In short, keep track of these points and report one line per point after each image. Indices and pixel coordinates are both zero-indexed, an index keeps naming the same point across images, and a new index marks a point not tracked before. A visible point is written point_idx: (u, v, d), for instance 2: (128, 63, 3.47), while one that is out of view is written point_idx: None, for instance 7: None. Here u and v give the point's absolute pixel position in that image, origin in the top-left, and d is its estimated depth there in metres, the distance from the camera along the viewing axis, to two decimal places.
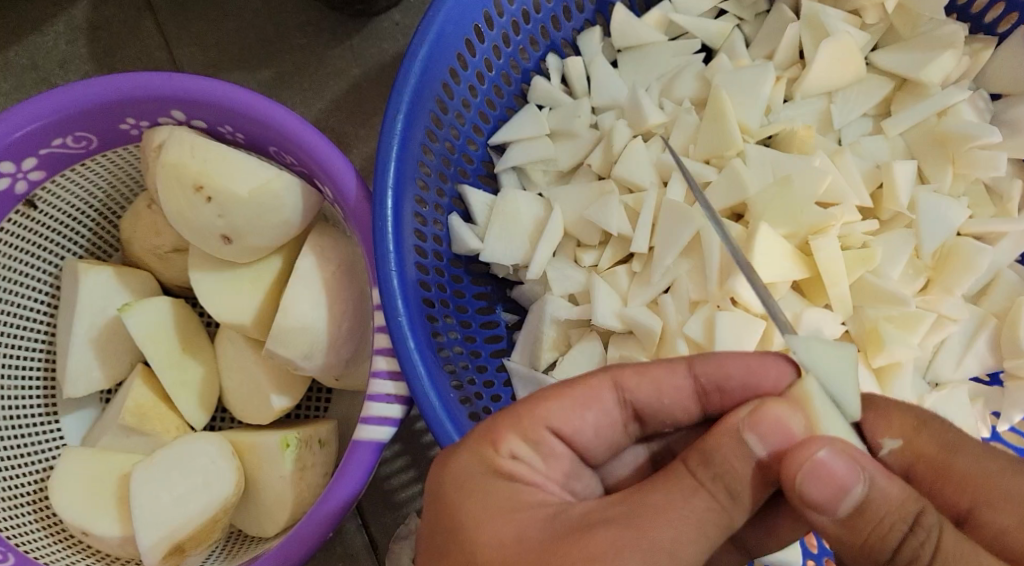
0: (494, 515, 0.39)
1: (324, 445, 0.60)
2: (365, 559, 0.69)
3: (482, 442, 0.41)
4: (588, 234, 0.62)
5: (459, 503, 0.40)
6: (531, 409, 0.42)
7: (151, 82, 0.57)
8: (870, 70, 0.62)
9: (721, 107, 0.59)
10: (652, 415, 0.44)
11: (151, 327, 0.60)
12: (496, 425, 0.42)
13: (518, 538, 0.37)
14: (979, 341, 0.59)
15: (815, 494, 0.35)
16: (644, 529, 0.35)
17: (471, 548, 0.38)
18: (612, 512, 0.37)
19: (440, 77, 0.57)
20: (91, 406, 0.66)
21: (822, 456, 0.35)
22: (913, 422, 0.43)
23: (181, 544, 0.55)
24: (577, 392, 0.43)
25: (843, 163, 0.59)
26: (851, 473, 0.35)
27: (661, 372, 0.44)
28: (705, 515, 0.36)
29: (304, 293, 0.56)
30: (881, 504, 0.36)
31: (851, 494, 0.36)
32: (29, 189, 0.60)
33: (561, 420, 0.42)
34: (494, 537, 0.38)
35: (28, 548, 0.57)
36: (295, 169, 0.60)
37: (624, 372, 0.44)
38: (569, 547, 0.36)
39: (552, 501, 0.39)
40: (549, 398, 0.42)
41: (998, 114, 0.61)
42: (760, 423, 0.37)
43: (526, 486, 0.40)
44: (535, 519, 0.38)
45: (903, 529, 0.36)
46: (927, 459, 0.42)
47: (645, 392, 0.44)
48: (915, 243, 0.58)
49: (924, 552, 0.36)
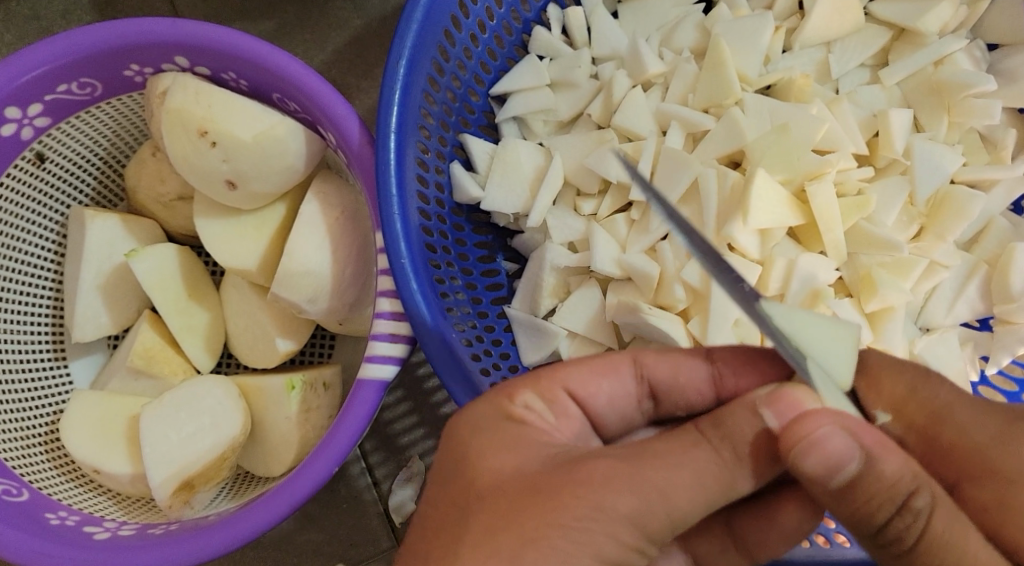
0: (497, 447, 0.39)
1: (329, 388, 0.61)
2: (369, 500, 0.71)
3: (499, 392, 0.42)
4: (588, 182, 0.62)
5: (465, 437, 0.40)
6: (553, 372, 0.43)
7: (154, 28, 0.57)
8: (869, 20, 0.63)
9: (720, 55, 0.59)
10: (667, 394, 0.45)
11: (158, 273, 0.61)
12: (513, 382, 0.42)
13: (516, 472, 0.38)
14: (970, 287, 0.60)
15: (811, 468, 0.36)
16: (638, 467, 0.36)
17: (469, 475, 0.38)
18: (610, 452, 0.38)
19: (442, 24, 0.57)
20: (99, 351, 0.67)
21: (823, 432, 0.36)
22: (903, 391, 0.44)
23: (191, 480, 0.57)
24: (597, 362, 0.45)
25: (840, 111, 0.59)
26: (848, 447, 0.36)
27: (678, 356, 0.46)
28: (705, 468, 0.37)
29: (307, 238, 0.57)
30: (876, 482, 0.37)
31: (847, 470, 0.36)
32: (35, 135, 0.61)
33: (577, 383, 0.44)
34: (494, 467, 0.38)
35: (41, 485, 0.59)
36: (299, 117, 0.60)
37: (644, 352, 0.46)
38: (562, 476, 0.36)
39: (559, 445, 0.39)
40: (569, 366, 0.44)
41: (994, 64, 0.62)
42: (776, 402, 0.39)
43: (535, 429, 0.40)
44: (537, 456, 0.38)
45: (891, 510, 0.37)
46: (919, 429, 0.43)
47: (662, 369, 0.45)
48: (909, 190, 0.59)
49: (909, 533, 0.37)
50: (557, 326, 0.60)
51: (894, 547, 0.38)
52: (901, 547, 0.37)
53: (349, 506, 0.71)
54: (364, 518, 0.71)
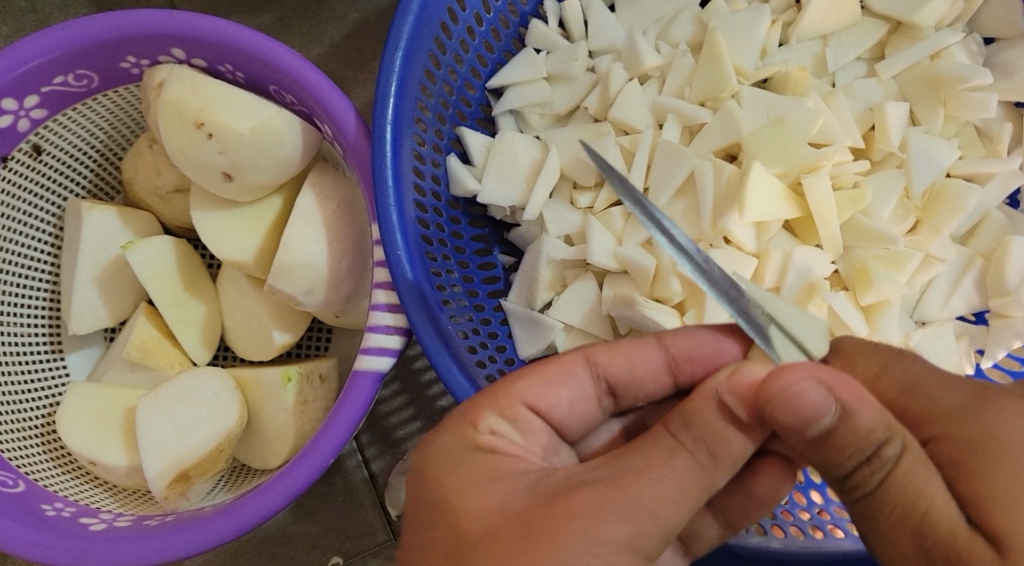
0: (476, 486, 0.39)
1: (325, 380, 0.61)
2: (365, 493, 0.71)
3: (461, 420, 0.42)
4: (584, 175, 0.62)
5: (442, 479, 0.40)
6: (507, 387, 0.43)
7: (150, 19, 0.57)
8: (865, 13, 0.63)
9: (716, 48, 0.59)
10: (626, 387, 0.45)
11: (154, 264, 0.61)
12: (474, 405, 0.42)
13: (501, 506, 0.38)
14: (966, 281, 0.60)
15: (785, 419, 0.36)
16: (624, 488, 0.36)
17: (456, 519, 0.38)
18: (593, 474, 0.37)
19: (438, 17, 0.57)
20: (96, 344, 0.68)
21: (801, 385, 0.36)
22: (875, 368, 0.43)
23: (187, 471, 0.57)
24: (551, 368, 0.44)
25: (836, 105, 0.59)
26: (825, 401, 0.36)
27: (632, 347, 0.45)
28: (684, 477, 0.37)
29: (303, 230, 0.57)
30: (851, 434, 0.37)
31: (822, 422, 0.36)
32: (32, 127, 0.61)
33: (536, 396, 0.43)
34: (478, 506, 0.38)
35: (38, 477, 0.59)
36: (295, 109, 0.60)
37: (596, 348, 0.45)
38: (550, 506, 0.36)
39: (535, 469, 0.40)
40: (522, 375, 0.43)
41: (990, 58, 0.62)
42: (738, 384, 0.39)
43: (506, 457, 0.40)
44: (518, 486, 0.38)
45: (860, 459, 0.37)
46: (891, 402, 0.42)
47: (618, 366, 0.45)
48: (905, 183, 0.59)
49: (871, 479, 0.38)
50: (552, 320, 0.60)
51: (857, 492, 0.38)
52: (863, 491, 0.38)
53: (345, 499, 0.71)
54: (361, 511, 0.71)
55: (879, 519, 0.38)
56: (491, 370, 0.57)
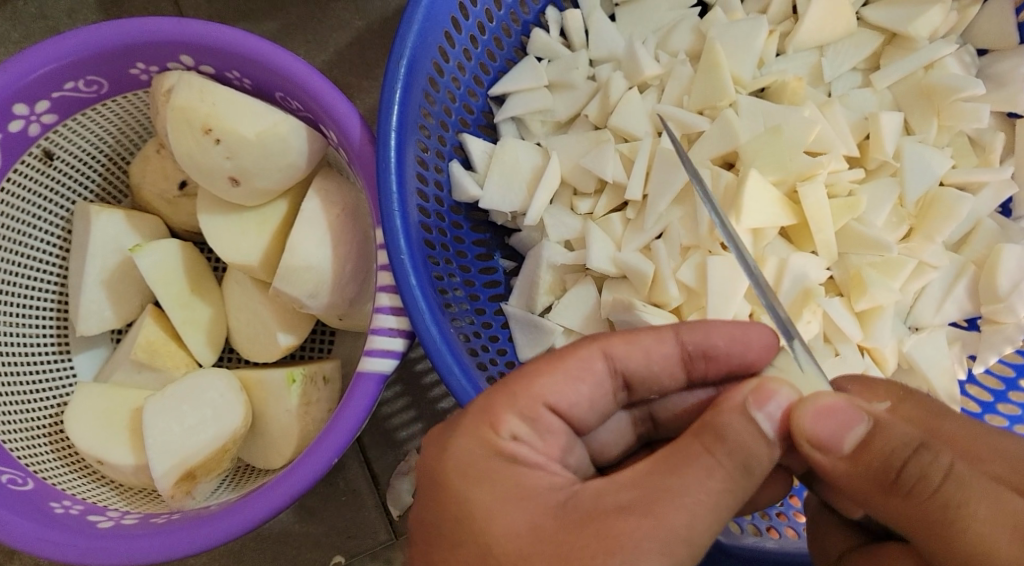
0: (502, 505, 0.39)
1: (328, 382, 0.62)
2: (367, 494, 0.72)
3: (480, 423, 0.41)
4: (584, 181, 0.64)
5: (465, 490, 0.40)
6: (527, 387, 0.42)
7: (160, 27, 0.58)
8: (861, 24, 0.64)
9: (714, 58, 0.60)
10: (641, 381, 0.46)
11: (161, 267, 0.63)
12: (493, 405, 0.42)
13: (531, 529, 0.38)
14: (959, 287, 0.61)
15: (820, 431, 0.38)
16: (661, 519, 0.36)
17: (483, 539, 0.38)
18: (626, 497, 0.37)
19: (442, 26, 0.58)
20: (102, 345, 0.69)
21: (825, 397, 0.39)
22: (900, 392, 0.45)
23: (192, 471, 0.58)
24: (570, 364, 0.44)
25: (832, 114, 0.60)
26: (853, 411, 0.38)
27: (650, 341, 0.46)
28: (719, 499, 0.37)
29: (309, 233, 0.58)
30: (887, 437, 0.38)
31: (853, 429, 0.38)
32: (42, 132, 0.62)
33: (555, 395, 0.43)
34: (507, 529, 0.38)
35: (46, 475, 0.60)
36: (301, 115, 0.61)
37: (614, 342, 0.45)
38: (584, 533, 0.37)
39: (559, 484, 0.40)
40: (540, 373, 0.43)
41: (983, 69, 0.63)
42: (763, 398, 0.39)
43: (529, 470, 0.40)
44: (544, 507, 0.39)
45: (909, 455, 0.37)
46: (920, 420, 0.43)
47: (636, 360, 0.46)
48: (899, 192, 0.60)
49: (934, 473, 0.37)
50: (552, 323, 0.61)
51: (922, 492, 0.37)
52: (930, 488, 0.37)
53: (348, 499, 0.72)
54: (363, 511, 0.72)
55: (957, 517, 0.36)
56: (494, 375, 0.59)
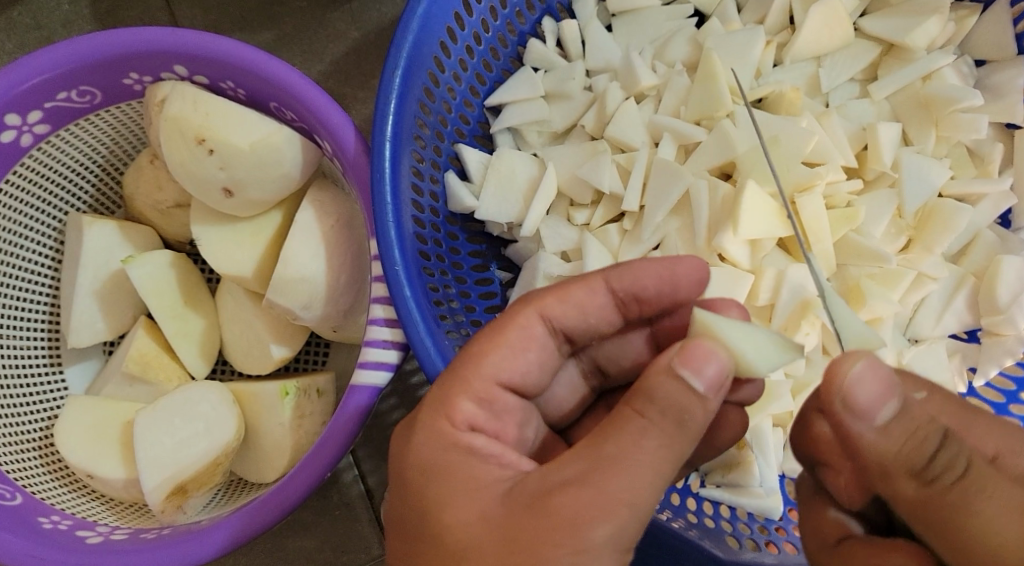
0: (455, 495, 0.39)
1: (323, 395, 0.61)
2: (361, 508, 0.71)
3: (434, 417, 0.41)
4: (580, 193, 0.63)
5: (419, 485, 0.40)
6: (476, 368, 0.42)
7: (154, 37, 0.58)
8: (858, 35, 0.64)
9: (711, 68, 0.60)
10: (582, 333, 0.46)
11: (154, 279, 0.62)
12: (445, 395, 0.42)
13: (480, 516, 0.37)
14: (958, 300, 0.61)
15: (856, 400, 0.37)
16: (599, 488, 0.36)
17: (437, 529, 0.38)
18: (569, 472, 0.36)
19: (438, 36, 0.58)
20: (94, 357, 0.68)
21: (873, 361, 0.37)
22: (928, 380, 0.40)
23: (184, 485, 0.57)
24: (512, 336, 0.43)
25: (830, 124, 0.60)
26: (892, 384, 0.37)
27: (580, 294, 0.45)
28: (655, 457, 0.36)
29: (303, 245, 0.58)
30: (917, 417, 0.37)
31: (890, 402, 0.37)
32: (34, 142, 0.61)
33: (502, 369, 0.43)
34: (458, 517, 0.38)
35: (35, 490, 0.59)
36: (296, 125, 0.61)
37: (548, 302, 0.44)
38: (526, 512, 0.36)
39: (508, 474, 0.39)
40: (486, 351, 0.43)
41: (980, 80, 0.63)
42: (690, 358, 0.37)
43: (481, 459, 0.40)
44: (493, 494, 0.38)
45: (936, 442, 0.37)
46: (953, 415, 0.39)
47: (572, 317, 0.45)
48: (897, 203, 0.60)
49: (958, 464, 0.36)
50: None
51: (940, 481, 0.36)
52: (949, 477, 0.36)
53: (341, 513, 0.71)
54: (357, 525, 0.71)
55: (968, 510, 0.36)
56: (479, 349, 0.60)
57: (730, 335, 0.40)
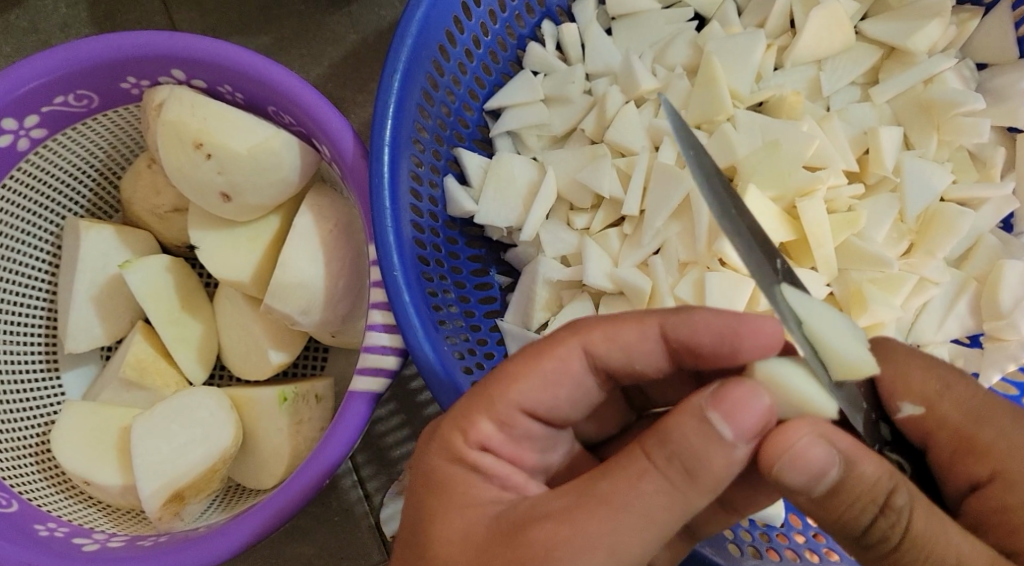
0: (449, 511, 0.39)
1: (321, 400, 0.61)
2: (361, 514, 0.71)
3: (453, 428, 0.41)
4: (580, 197, 0.63)
5: (418, 498, 0.40)
6: (504, 392, 0.41)
7: (152, 40, 0.58)
8: (859, 38, 0.63)
9: (712, 72, 0.60)
10: (627, 377, 0.43)
11: (151, 284, 0.62)
12: (469, 409, 0.41)
13: (464, 537, 0.37)
14: (960, 304, 0.60)
15: (791, 479, 0.36)
16: (577, 527, 0.35)
17: (425, 542, 0.38)
18: (556, 505, 0.36)
19: (437, 40, 0.58)
20: (91, 362, 0.68)
21: (801, 442, 0.36)
22: (937, 386, 0.41)
23: (181, 492, 0.57)
24: (547, 367, 0.42)
25: (831, 128, 0.60)
26: (827, 456, 0.36)
27: (630, 336, 0.43)
28: (652, 504, 0.35)
29: (301, 250, 0.58)
30: (857, 486, 0.36)
31: (827, 476, 0.36)
32: (31, 146, 0.61)
33: (530, 400, 0.41)
34: (445, 534, 0.38)
35: (32, 497, 0.59)
36: (294, 130, 0.61)
37: (593, 336, 0.42)
38: (506, 539, 0.36)
39: (503, 498, 0.39)
40: (520, 375, 0.41)
41: (982, 83, 0.63)
42: (723, 400, 0.35)
43: (482, 480, 0.39)
44: (483, 517, 0.38)
45: (874, 511, 0.36)
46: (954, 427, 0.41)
47: (615, 357, 0.43)
48: (899, 207, 0.59)
49: (893, 533, 0.36)
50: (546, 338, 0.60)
51: (881, 548, 0.37)
52: (888, 546, 0.36)
53: (341, 520, 0.71)
54: (356, 532, 0.71)
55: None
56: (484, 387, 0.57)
57: (823, 333, 0.39)
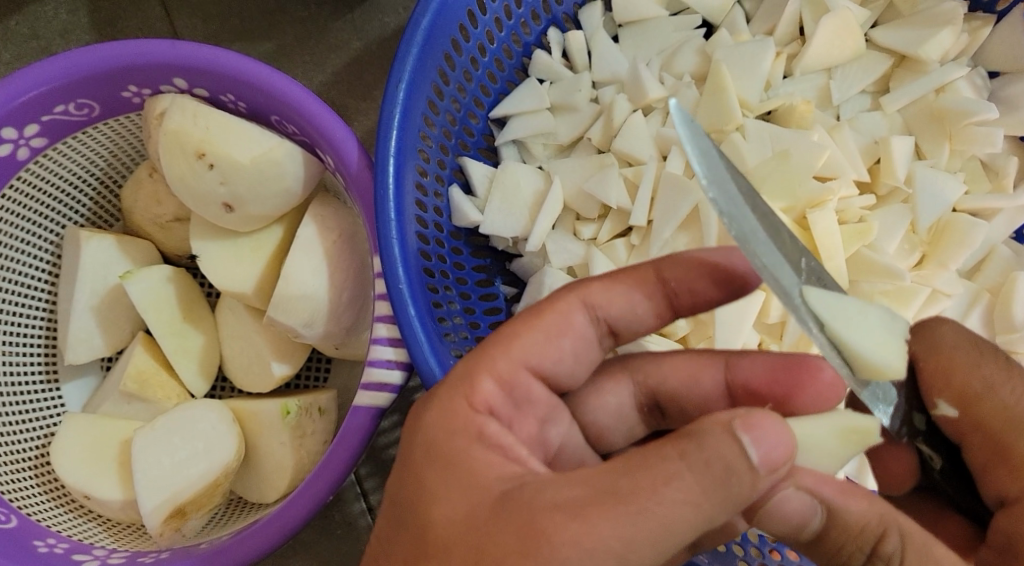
0: (449, 486, 0.36)
1: (324, 414, 0.60)
2: (363, 526, 0.70)
3: (454, 397, 0.39)
4: (587, 207, 0.62)
5: (417, 466, 0.37)
6: (506, 349, 0.41)
7: (153, 49, 0.57)
8: (869, 46, 0.63)
9: (721, 80, 0.59)
10: (624, 327, 0.45)
11: (152, 295, 0.61)
12: (471, 376, 0.40)
13: (466, 517, 0.35)
14: (972, 316, 0.59)
15: (775, 527, 0.37)
16: (591, 524, 0.32)
17: (423, 519, 0.36)
18: (569, 495, 0.33)
19: (442, 48, 0.57)
20: (92, 374, 0.67)
21: (786, 493, 0.36)
22: (977, 386, 0.41)
23: (182, 507, 0.56)
24: (548, 322, 0.43)
25: (841, 138, 0.59)
26: (807, 506, 0.37)
27: (626, 284, 0.45)
28: (676, 515, 0.32)
29: (304, 262, 0.57)
30: (843, 533, 0.37)
31: (810, 524, 0.37)
32: (31, 156, 0.60)
33: (536, 355, 0.42)
34: (446, 513, 0.35)
35: (31, 511, 0.58)
36: (297, 139, 0.60)
37: (590, 289, 0.44)
38: (505, 521, 0.33)
39: (511, 474, 0.36)
40: (519, 334, 0.42)
41: (995, 92, 0.62)
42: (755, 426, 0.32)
43: (487, 455, 0.37)
44: (487, 496, 0.35)
45: (862, 557, 0.37)
46: (987, 431, 0.40)
47: (614, 307, 0.44)
48: (911, 218, 0.59)
49: None
50: None
51: None
52: None
53: (343, 533, 0.70)
54: (358, 545, 0.70)
55: None
56: None
57: (848, 330, 0.37)
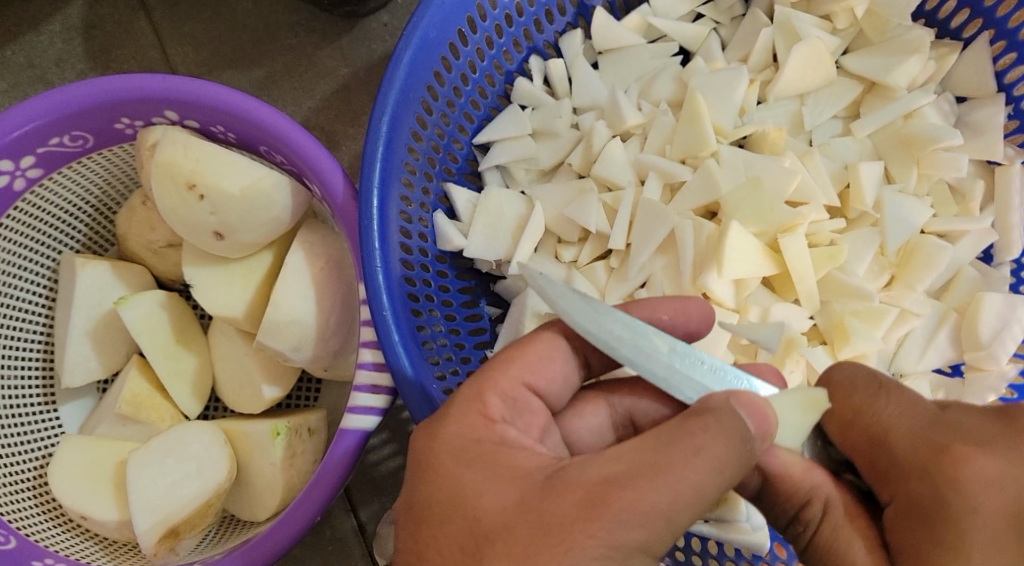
0: (492, 481, 0.40)
1: (314, 434, 0.62)
2: (354, 543, 0.72)
3: (470, 412, 0.42)
4: (567, 231, 0.64)
5: (453, 471, 0.41)
6: (505, 370, 0.44)
7: (145, 83, 0.59)
8: (840, 73, 0.65)
9: (696, 108, 0.61)
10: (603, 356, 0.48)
11: (146, 320, 0.63)
12: (478, 394, 0.43)
13: (517, 502, 0.38)
14: (940, 335, 0.61)
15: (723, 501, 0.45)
16: (643, 491, 0.36)
17: (472, 513, 0.39)
18: (609, 471, 0.38)
19: (425, 80, 0.59)
20: (88, 395, 0.69)
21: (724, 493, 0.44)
22: (850, 413, 0.44)
23: (175, 527, 0.58)
24: (539, 347, 0.46)
25: (812, 164, 0.61)
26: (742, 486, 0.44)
27: None
28: (704, 478, 0.37)
29: (292, 289, 0.59)
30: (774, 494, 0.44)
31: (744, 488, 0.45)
32: (27, 186, 0.62)
33: (532, 377, 0.45)
34: (496, 502, 0.39)
35: (29, 531, 0.60)
36: (285, 168, 0.62)
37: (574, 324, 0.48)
38: (558, 494, 0.38)
39: (545, 462, 0.40)
40: (515, 359, 0.45)
41: (962, 116, 0.64)
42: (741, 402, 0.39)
43: (521, 450, 0.41)
44: (530, 482, 0.39)
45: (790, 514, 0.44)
46: (864, 452, 0.44)
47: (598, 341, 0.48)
48: (879, 241, 0.61)
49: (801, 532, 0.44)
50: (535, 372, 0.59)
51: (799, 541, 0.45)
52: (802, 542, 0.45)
53: (334, 548, 0.72)
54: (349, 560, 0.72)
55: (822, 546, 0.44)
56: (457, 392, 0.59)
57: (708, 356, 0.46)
